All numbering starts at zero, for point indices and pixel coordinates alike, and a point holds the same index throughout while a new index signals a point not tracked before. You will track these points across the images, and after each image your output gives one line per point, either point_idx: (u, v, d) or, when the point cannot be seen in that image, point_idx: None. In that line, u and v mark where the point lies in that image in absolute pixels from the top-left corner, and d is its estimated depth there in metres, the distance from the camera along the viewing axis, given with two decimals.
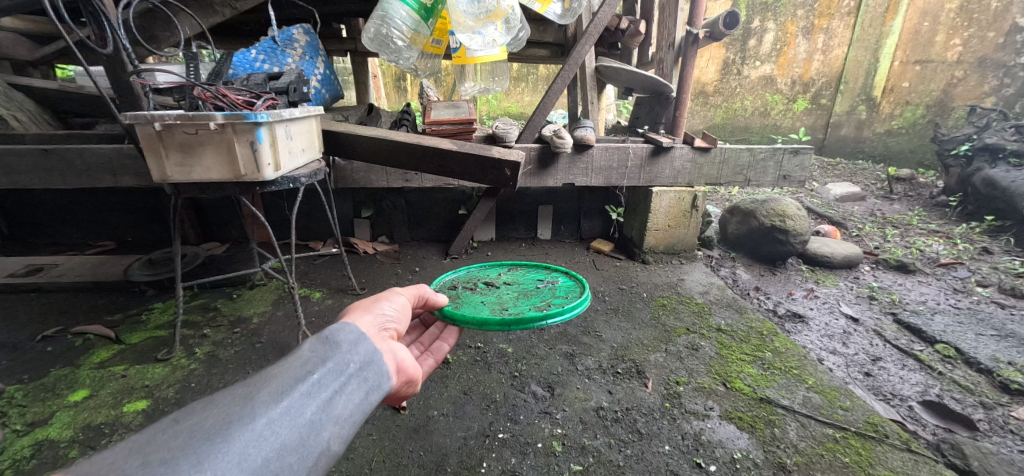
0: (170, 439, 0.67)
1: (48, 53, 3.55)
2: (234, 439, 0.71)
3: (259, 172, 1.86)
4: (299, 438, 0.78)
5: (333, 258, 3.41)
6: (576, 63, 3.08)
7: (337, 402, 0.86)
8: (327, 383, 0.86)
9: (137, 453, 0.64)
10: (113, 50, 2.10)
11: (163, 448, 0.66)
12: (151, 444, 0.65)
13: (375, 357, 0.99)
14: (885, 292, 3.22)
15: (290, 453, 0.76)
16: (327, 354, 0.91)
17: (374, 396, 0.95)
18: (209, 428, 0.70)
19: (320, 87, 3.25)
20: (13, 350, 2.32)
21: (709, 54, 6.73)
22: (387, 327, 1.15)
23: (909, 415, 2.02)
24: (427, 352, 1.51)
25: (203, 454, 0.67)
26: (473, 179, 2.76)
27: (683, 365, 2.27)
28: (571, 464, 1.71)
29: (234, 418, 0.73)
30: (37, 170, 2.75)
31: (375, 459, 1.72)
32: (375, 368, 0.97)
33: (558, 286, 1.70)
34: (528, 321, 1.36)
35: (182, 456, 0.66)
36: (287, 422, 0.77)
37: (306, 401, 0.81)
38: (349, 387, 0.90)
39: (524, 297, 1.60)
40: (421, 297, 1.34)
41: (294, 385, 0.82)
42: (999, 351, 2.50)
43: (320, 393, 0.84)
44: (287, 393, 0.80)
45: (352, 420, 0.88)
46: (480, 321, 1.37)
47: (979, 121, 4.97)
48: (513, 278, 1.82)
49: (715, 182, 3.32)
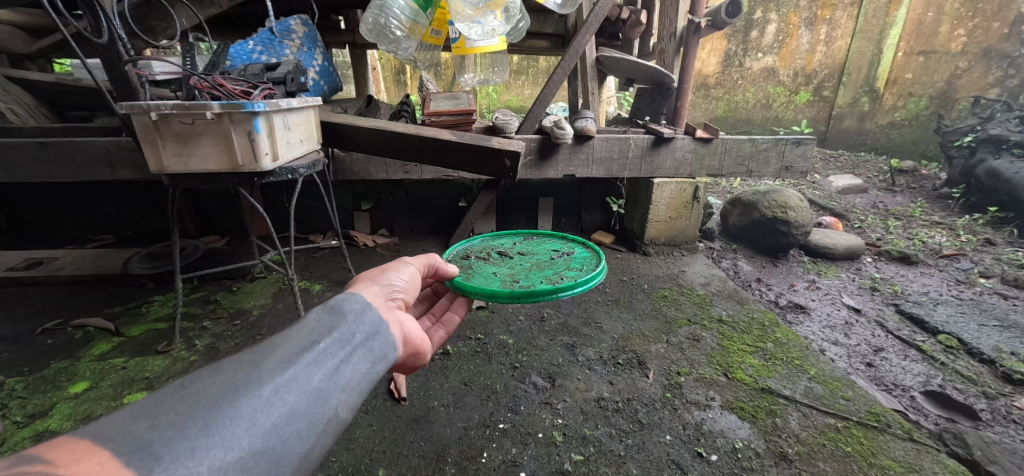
0: (176, 403, 0.66)
1: (46, 46, 3.52)
2: (242, 404, 0.69)
3: (257, 163, 1.85)
4: (308, 404, 0.77)
5: (333, 251, 3.40)
6: (576, 53, 3.05)
7: (345, 371, 0.85)
8: (333, 352, 0.85)
9: (145, 416, 0.64)
10: (108, 39, 2.07)
11: (171, 411, 0.65)
12: (157, 407, 0.65)
13: (382, 328, 0.98)
14: (887, 283, 3.20)
15: (299, 419, 0.74)
16: (332, 324, 0.90)
17: (381, 366, 0.94)
18: (216, 392, 0.70)
19: (318, 78, 3.23)
20: (14, 343, 2.32)
21: (711, 46, 6.61)
22: (394, 298, 1.14)
23: (911, 405, 2.01)
24: (438, 324, 1.51)
25: (210, 418, 0.66)
26: (473, 169, 2.74)
27: (684, 356, 2.26)
28: (571, 454, 1.70)
29: (241, 384, 0.72)
30: (35, 163, 2.73)
31: (375, 450, 1.72)
32: (382, 339, 0.96)
33: (573, 258, 1.68)
34: (538, 293, 1.33)
35: (189, 419, 0.65)
36: (294, 389, 0.76)
37: (312, 369, 0.80)
38: (356, 357, 0.89)
39: (537, 269, 1.58)
40: (431, 265, 1.34)
41: (300, 353, 0.81)
42: (1002, 341, 2.49)
43: (326, 361, 0.83)
44: (294, 361, 0.79)
45: (360, 389, 0.87)
46: (490, 292, 1.34)
47: (984, 112, 4.92)
48: (527, 248, 1.81)
49: (716, 173, 3.29)
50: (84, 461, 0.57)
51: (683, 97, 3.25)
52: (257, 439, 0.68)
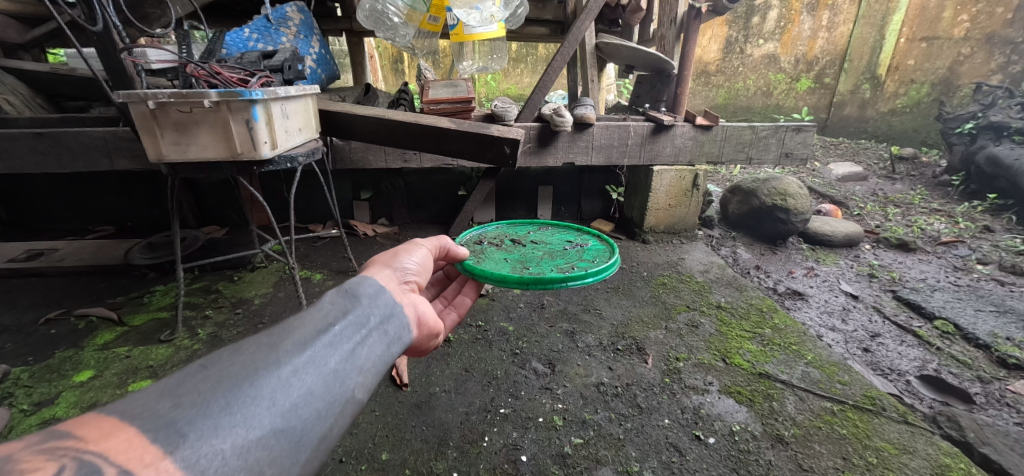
0: (199, 383, 0.67)
1: (39, 35, 3.49)
2: (262, 385, 0.70)
3: (255, 151, 1.84)
4: (325, 385, 0.78)
5: (334, 240, 3.41)
6: (576, 38, 3.01)
7: (360, 354, 0.86)
8: (348, 335, 0.86)
9: (169, 396, 0.64)
10: (103, 27, 2.04)
11: (193, 391, 0.66)
12: (180, 387, 0.66)
13: (395, 310, 1.00)
14: (886, 270, 3.22)
15: (317, 400, 0.75)
16: (347, 306, 0.91)
17: (395, 348, 0.96)
18: (237, 372, 0.70)
19: (316, 67, 3.20)
20: (17, 333, 2.33)
21: (712, 32, 6.46)
22: (408, 281, 1.15)
23: (906, 389, 2.04)
24: (450, 306, 1.52)
25: (233, 399, 0.67)
26: (472, 157, 2.74)
27: (683, 341, 2.28)
28: (572, 438, 1.73)
29: (261, 365, 0.73)
30: (33, 153, 2.72)
31: (379, 434, 1.75)
32: (395, 322, 0.98)
33: (586, 249, 1.68)
34: (547, 281, 1.33)
35: (212, 398, 0.66)
36: (312, 370, 0.77)
37: (329, 351, 0.81)
38: (370, 340, 0.90)
39: (549, 257, 1.58)
40: (443, 248, 1.34)
41: (316, 336, 0.82)
42: (998, 326, 2.51)
43: (342, 344, 0.84)
44: (310, 344, 0.80)
45: (374, 371, 0.89)
46: (500, 277, 1.34)
47: (985, 99, 4.91)
48: (541, 237, 1.82)
49: (716, 160, 3.28)
50: (113, 436, 0.58)
51: (683, 83, 3.21)
52: (277, 418, 0.69)
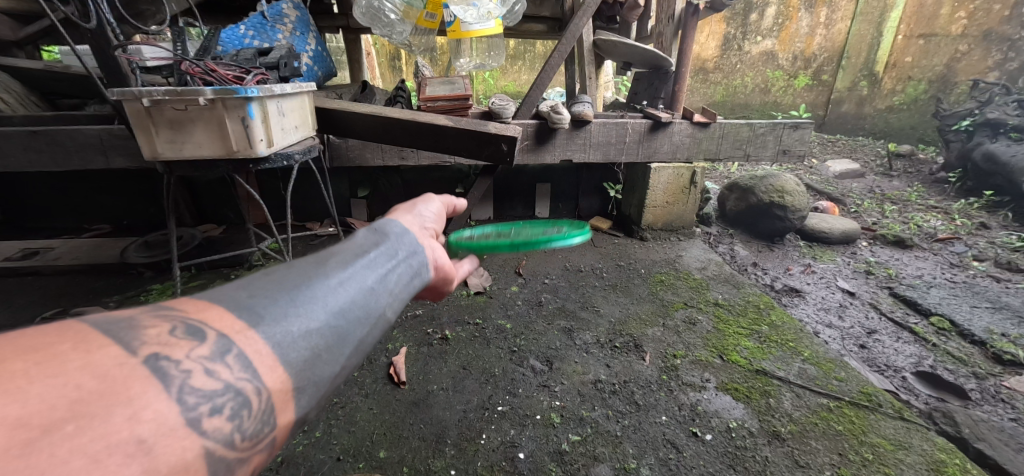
0: (264, 283, 0.75)
1: (33, 32, 3.46)
2: (309, 290, 0.76)
3: (252, 149, 1.84)
4: (365, 298, 0.82)
5: (331, 238, 3.40)
6: (574, 36, 3.01)
7: (393, 278, 0.91)
8: (381, 261, 0.91)
9: (239, 292, 0.72)
10: (96, 24, 2.03)
11: (258, 291, 0.73)
12: (248, 286, 0.73)
13: (420, 249, 1.03)
14: (882, 267, 3.23)
15: (356, 309, 0.80)
16: (379, 240, 0.96)
17: (420, 282, 0.99)
18: (290, 280, 0.76)
19: (313, 64, 3.18)
20: (14, 332, 2.33)
21: (710, 30, 6.62)
22: (426, 227, 1.17)
23: (902, 386, 2.06)
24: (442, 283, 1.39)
25: (286, 302, 0.73)
26: (469, 155, 2.73)
27: (681, 339, 2.29)
28: (569, 435, 1.73)
29: (310, 275, 0.79)
30: (28, 152, 2.71)
31: (377, 432, 1.75)
32: (420, 258, 1.01)
33: (564, 228, 1.74)
34: (535, 242, 1.39)
35: (273, 293, 0.73)
36: (353, 283, 0.82)
37: (366, 271, 0.86)
38: (400, 268, 0.94)
39: (532, 234, 1.64)
40: (452, 206, 1.33)
41: (355, 258, 0.87)
42: (993, 323, 2.52)
43: (377, 267, 0.89)
44: (351, 263, 0.85)
45: (403, 296, 0.92)
46: (489, 245, 1.39)
47: (982, 96, 4.91)
48: (520, 229, 1.87)
49: (714, 157, 3.28)
50: (205, 311, 0.67)
51: (681, 80, 3.20)
52: (326, 316, 0.75)
